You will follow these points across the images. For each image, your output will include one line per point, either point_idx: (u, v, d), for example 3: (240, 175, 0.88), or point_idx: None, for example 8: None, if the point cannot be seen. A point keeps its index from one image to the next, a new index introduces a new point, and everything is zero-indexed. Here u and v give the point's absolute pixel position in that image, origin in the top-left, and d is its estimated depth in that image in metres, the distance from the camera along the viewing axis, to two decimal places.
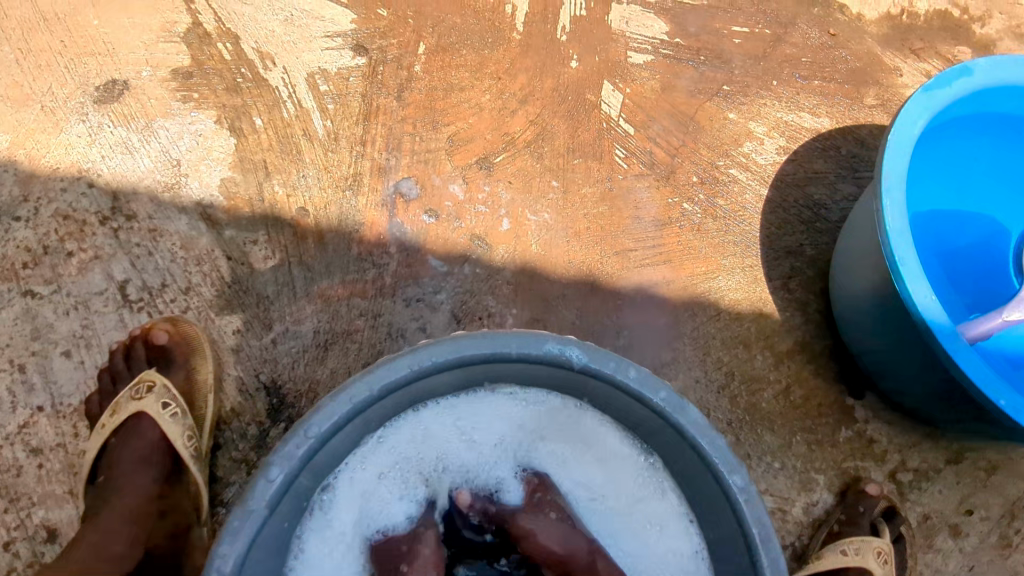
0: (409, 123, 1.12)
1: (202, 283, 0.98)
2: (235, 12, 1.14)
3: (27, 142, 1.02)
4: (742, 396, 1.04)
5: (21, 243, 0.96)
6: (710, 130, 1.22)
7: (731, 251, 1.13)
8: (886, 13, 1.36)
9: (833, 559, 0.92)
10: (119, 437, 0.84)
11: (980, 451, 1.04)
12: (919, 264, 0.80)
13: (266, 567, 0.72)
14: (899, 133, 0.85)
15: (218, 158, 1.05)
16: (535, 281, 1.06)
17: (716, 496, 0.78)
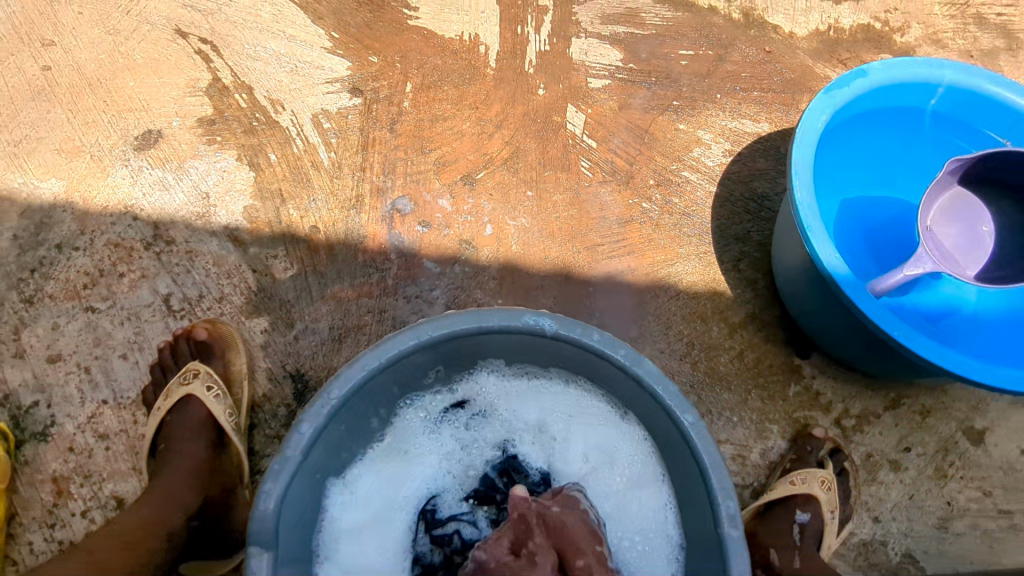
0: (402, 149, 1.31)
1: (233, 293, 1.15)
2: (249, 67, 1.35)
3: (80, 185, 1.20)
4: (702, 362, 1.19)
5: (80, 268, 1.14)
6: (664, 139, 1.40)
7: (687, 241, 1.30)
8: (814, 30, 1.57)
9: (783, 489, 1.03)
10: (173, 417, 1.00)
11: (914, 397, 1.19)
12: (825, 229, 0.97)
13: (304, 507, 0.88)
14: (805, 126, 1.02)
15: (241, 189, 1.24)
16: (518, 275, 1.24)
17: (674, 436, 0.94)
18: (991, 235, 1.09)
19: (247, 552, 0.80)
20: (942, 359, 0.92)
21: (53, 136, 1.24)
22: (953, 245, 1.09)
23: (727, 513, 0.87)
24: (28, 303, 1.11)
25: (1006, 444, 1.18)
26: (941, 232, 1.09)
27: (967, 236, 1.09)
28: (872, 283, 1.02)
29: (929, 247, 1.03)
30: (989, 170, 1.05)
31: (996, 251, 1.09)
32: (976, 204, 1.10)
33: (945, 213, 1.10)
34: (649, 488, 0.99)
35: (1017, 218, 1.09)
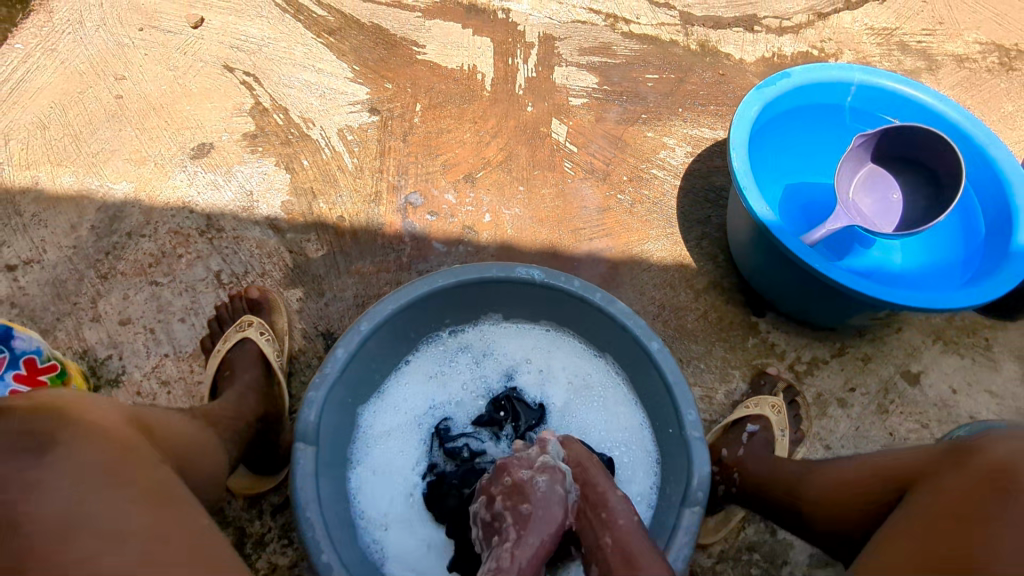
0: (413, 155, 1.56)
1: (273, 269, 1.37)
2: (285, 94, 1.62)
3: (147, 187, 1.45)
4: (672, 320, 1.39)
5: (146, 251, 1.37)
6: (634, 145, 1.65)
7: (656, 224, 1.52)
8: (761, 57, 1.85)
9: (740, 411, 1.25)
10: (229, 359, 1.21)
11: (857, 346, 1.39)
12: (758, 190, 1.20)
13: (339, 421, 1.06)
14: (741, 114, 1.27)
15: (279, 188, 1.48)
16: (513, 255, 1.46)
17: (645, 364, 1.12)
18: (900, 201, 1.35)
19: (294, 448, 0.97)
20: (857, 284, 1.13)
21: (124, 149, 1.50)
22: (870, 210, 1.34)
23: (688, 420, 1.05)
24: (103, 278, 1.33)
25: (940, 384, 1.36)
26: (859, 200, 1.34)
27: (880, 203, 1.35)
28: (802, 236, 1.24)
29: (847, 208, 1.26)
30: (886, 143, 1.33)
31: (904, 213, 1.35)
32: (885, 177, 1.37)
33: (861, 187, 1.36)
34: (626, 413, 1.18)
35: (917, 186, 1.35)
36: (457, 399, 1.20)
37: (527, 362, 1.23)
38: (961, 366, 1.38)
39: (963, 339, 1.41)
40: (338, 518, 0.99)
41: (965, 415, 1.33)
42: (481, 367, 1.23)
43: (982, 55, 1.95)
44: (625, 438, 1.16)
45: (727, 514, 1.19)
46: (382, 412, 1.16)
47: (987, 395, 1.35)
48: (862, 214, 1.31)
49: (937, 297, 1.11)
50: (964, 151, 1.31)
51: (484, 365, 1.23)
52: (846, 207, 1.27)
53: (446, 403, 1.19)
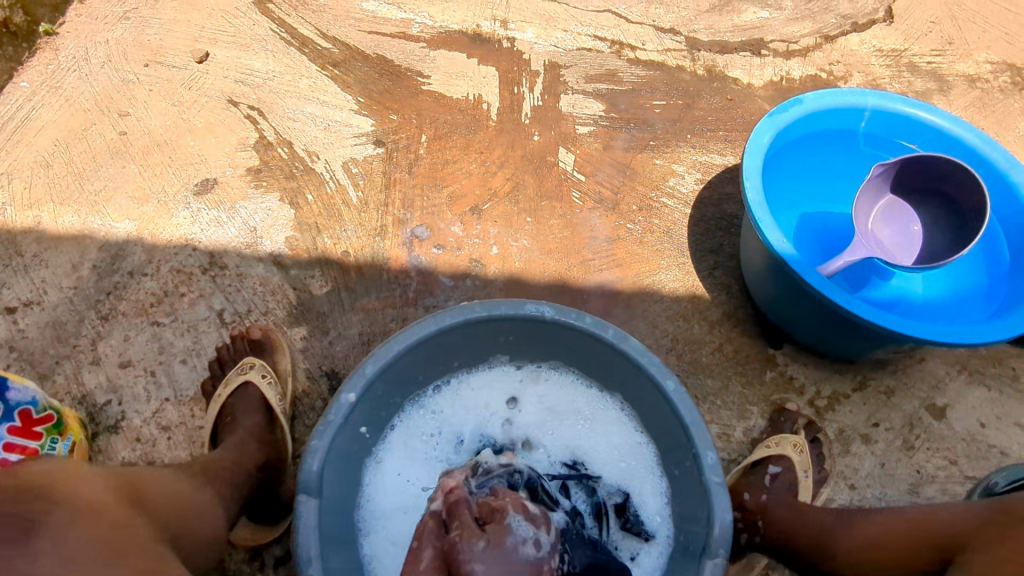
0: (419, 188, 1.54)
1: (276, 307, 1.35)
2: (289, 127, 1.61)
3: (149, 224, 1.43)
4: (686, 354, 1.35)
5: (148, 290, 1.34)
6: (643, 172, 1.62)
7: (667, 254, 1.49)
8: (770, 81, 1.83)
9: (761, 451, 1.20)
10: (231, 404, 1.18)
11: (879, 378, 1.34)
12: (773, 222, 1.17)
13: (342, 471, 1.02)
14: (753, 142, 1.24)
15: (283, 224, 1.45)
16: (521, 288, 1.43)
17: (661, 404, 1.07)
18: (920, 233, 1.32)
19: (297, 502, 0.93)
20: (879, 318, 1.09)
21: (127, 187, 1.49)
22: (889, 242, 1.31)
23: (707, 464, 1.00)
24: (103, 319, 1.30)
25: (967, 418, 1.30)
26: (878, 231, 1.31)
27: (899, 235, 1.32)
28: (820, 268, 1.20)
29: (865, 239, 1.23)
30: (905, 174, 1.30)
31: (925, 245, 1.31)
32: (904, 209, 1.34)
33: (880, 217, 1.32)
34: (637, 456, 1.14)
35: (937, 217, 1.32)
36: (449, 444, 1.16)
37: (519, 403, 1.20)
38: (988, 398, 1.33)
39: (989, 370, 1.36)
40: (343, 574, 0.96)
41: (994, 451, 1.27)
42: (472, 409, 1.19)
43: (994, 74, 1.92)
44: (628, 482, 1.12)
45: (749, 561, 1.14)
46: (379, 462, 1.12)
47: (1016, 428, 1.30)
48: (881, 246, 1.27)
49: (964, 331, 1.06)
50: (985, 177, 1.28)
51: (475, 408, 1.19)
52: (865, 239, 1.23)
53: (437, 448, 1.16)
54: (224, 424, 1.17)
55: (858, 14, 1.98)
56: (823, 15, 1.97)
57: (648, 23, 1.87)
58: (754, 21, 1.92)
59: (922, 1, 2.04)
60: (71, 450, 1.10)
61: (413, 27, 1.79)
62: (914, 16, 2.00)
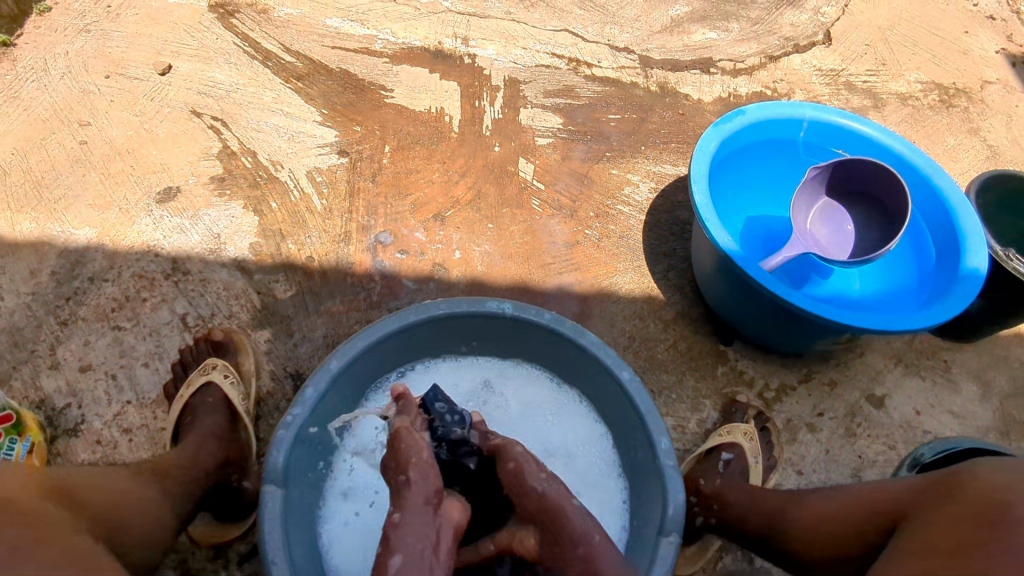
0: (383, 196, 1.57)
1: (240, 311, 1.36)
2: (253, 137, 1.63)
3: (110, 231, 1.43)
4: (642, 351, 1.41)
5: (109, 295, 1.34)
6: (600, 182, 1.69)
7: (624, 257, 1.55)
8: (718, 97, 1.93)
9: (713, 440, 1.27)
10: (195, 404, 1.19)
11: (823, 371, 1.42)
12: (720, 222, 1.25)
13: (305, 466, 1.03)
14: (700, 149, 1.32)
15: (247, 230, 1.47)
16: (483, 291, 1.47)
17: (617, 394, 1.12)
18: (853, 232, 1.44)
19: (262, 491, 0.95)
20: (817, 308, 1.16)
21: (87, 195, 1.48)
22: (826, 240, 1.42)
23: (661, 450, 1.05)
24: (63, 324, 1.30)
25: (903, 406, 1.39)
26: (816, 230, 1.42)
27: (836, 234, 1.43)
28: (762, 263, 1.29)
29: (802, 237, 1.33)
30: (839, 177, 1.42)
31: (858, 242, 1.43)
32: (840, 211, 1.45)
33: (818, 217, 1.43)
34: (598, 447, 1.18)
35: (869, 218, 1.43)
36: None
37: (484, 392, 1.22)
38: (922, 388, 1.41)
39: (923, 362, 1.45)
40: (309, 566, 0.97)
41: (929, 436, 1.36)
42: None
43: (923, 93, 2.07)
44: (590, 470, 1.16)
45: (704, 544, 1.19)
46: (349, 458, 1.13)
47: (949, 415, 1.39)
48: (819, 244, 1.38)
49: (895, 320, 1.15)
50: (912, 182, 1.39)
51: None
52: (803, 237, 1.34)
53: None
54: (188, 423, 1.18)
55: (799, 37, 2.12)
56: (766, 37, 2.10)
57: (603, 42, 1.97)
58: (702, 41, 2.04)
59: (856, 26, 2.19)
60: (30, 450, 1.10)
61: (377, 43, 1.84)
62: (850, 39, 2.15)
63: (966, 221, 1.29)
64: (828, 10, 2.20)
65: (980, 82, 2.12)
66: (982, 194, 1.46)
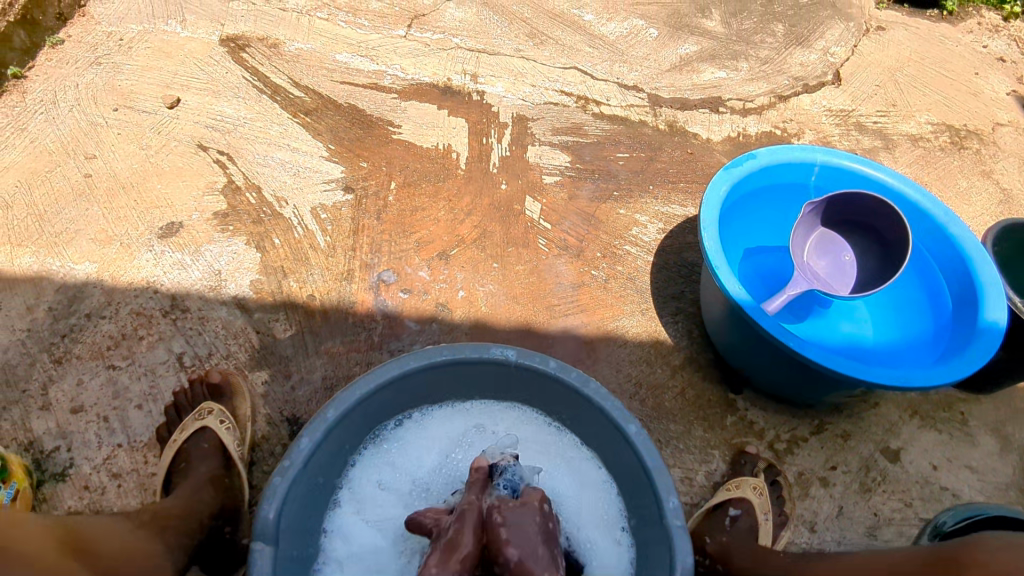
0: (387, 233, 1.55)
1: (238, 350, 1.33)
2: (259, 172, 1.62)
3: (111, 266, 1.41)
4: (649, 398, 1.37)
5: (106, 333, 1.32)
6: (607, 221, 1.66)
7: (631, 300, 1.52)
8: (727, 137, 1.92)
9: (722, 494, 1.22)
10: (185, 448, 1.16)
11: (836, 423, 1.37)
12: (730, 268, 1.22)
13: (298, 519, 0.99)
14: (709, 194, 1.30)
15: (248, 267, 1.45)
16: (486, 332, 1.44)
17: (623, 446, 1.08)
18: (852, 261, 1.43)
19: (251, 548, 0.91)
20: (831, 361, 1.12)
21: (90, 229, 1.47)
22: (824, 271, 1.42)
23: (670, 508, 1.00)
24: (57, 362, 1.27)
25: (920, 461, 1.33)
26: (813, 262, 1.42)
27: (833, 265, 1.42)
28: (765, 306, 1.28)
29: (806, 275, 1.32)
30: (835, 209, 1.41)
31: (857, 272, 1.42)
32: (837, 240, 1.44)
33: (815, 249, 1.43)
34: (602, 498, 1.12)
35: (873, 252, 1.41)
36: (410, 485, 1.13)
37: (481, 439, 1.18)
38: (940, 441, 1.36)
39: (939, 414, 1.40)
40: None
41: (947, 493, 1.30)
42: (432, 448, 1.16)
43: (934, 134, 2.05)
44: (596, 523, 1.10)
45: None
46: (341, 514, 1.08)
47: (967, 471, 1.33)
48: (817, 276, 1.38)
49: (912, 375, 1.11)
50: (929, 230, 1.36)
51: (435, 446, 1.16)
52: (804, 272, 1.33)
53: (400, 488, 1.12)
54: (179, 469, 1.15)
55: (808, 77, 2.11)
56: (776, 76, 2.10)
57: (613, 81, 1.97)
58: (712, 80, 2.03)
59: (865, 66, 2.19)
60: (14, 497, 1.07)
61: (386, 79, 1.84)
62: (860, 80, 2.15)
63: (984, 272, 1.25)
64: (837, 50, 2.20)
65: (991, 124, 2.10)
66: (997, 241, 1.43)
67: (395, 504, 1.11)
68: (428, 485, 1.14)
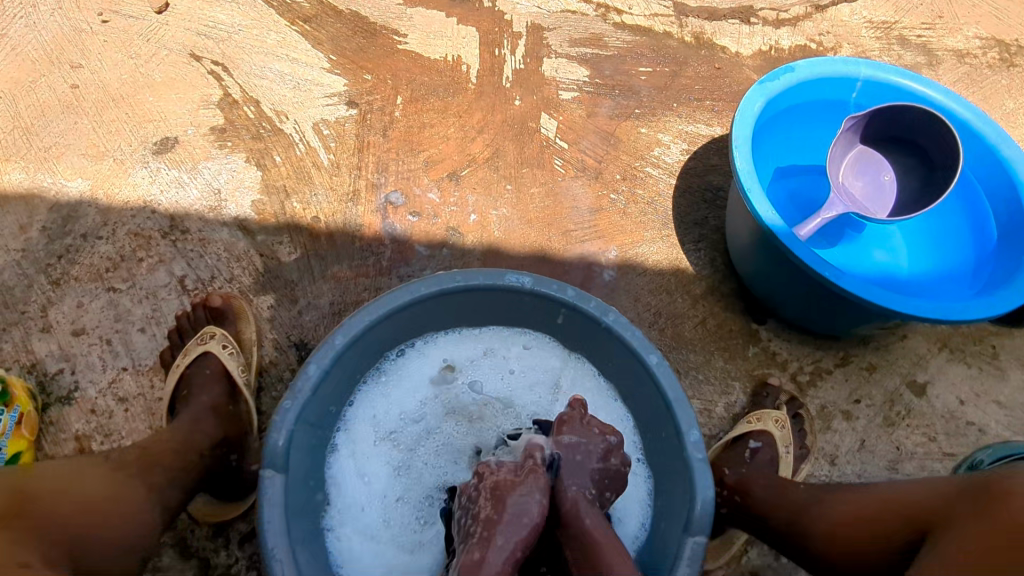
0: (394, 152, 1.46)
1: (242, 274, 1.28)
2: (256, 85, 1.51)
3: (105, 184, 1.34)
4: (669, 328, 1.32)
5: (103, 254, 1.26)
6: (627, 142, 1.56)
7: (651, 225, 1.45)
8: (759, 50, 1.77)
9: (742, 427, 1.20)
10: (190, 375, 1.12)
11: (862, 354, 1.32)
12: (762, 192, 1.13)
13: (307, 446, 0.97)
14: (743, 109, 1.19)
15: (249, 186, 1.37)
16: (499, 258, 1.38)
17: (642, 377, 1.04)
18: (892, 181, 1.34)
19: (261, 476, 0.88)
20: (866, 292, 1.06)
21: (80, 144, 1.39)
22: (860, 192, 1.34)
23: (691, 441, 0.96)
24: (55, 284, 1.23)
25: (946, 395, 1.29)
26: (850, 183, 1.33)
27: (872, 186, 1.34)
28: (796, 230, 1.20)
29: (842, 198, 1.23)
30: (877, 127, 1.31)
31: (897, 193, 1.34)
32: (877, 159, 1.35)
33: (851, 169, 1.34)
34: (617, 427, 1.10)
35: (914, 174, 1.33)
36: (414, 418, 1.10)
37: (492, 366, 1.15)
38: (968, 376, 1.32)
39: (970, 348, 1.35)
40: (313, 567, 0.91)
41: (973, 428, 1.27)
42: (437, 381, 1.13)
43: (983, 50, 1.89)
44: None
45: (729, 537, 1.13)
46: (350, 440, 1.07)
47: (995, 406, 1.29)
48: (853, 198, 1.30)
49: (952, 308, 1.04)
50: (977, 153, 1.26)
51: (444, 373, 1.13)
52: (840, 194, 1.25)
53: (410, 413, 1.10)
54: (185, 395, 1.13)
55: None
56: None
57: None
58: None
59: None
60: (18, 421, 1.05)
61: None
62: None
63: None
64: None
65: None
66: None
67: (405, 430, 1.09)
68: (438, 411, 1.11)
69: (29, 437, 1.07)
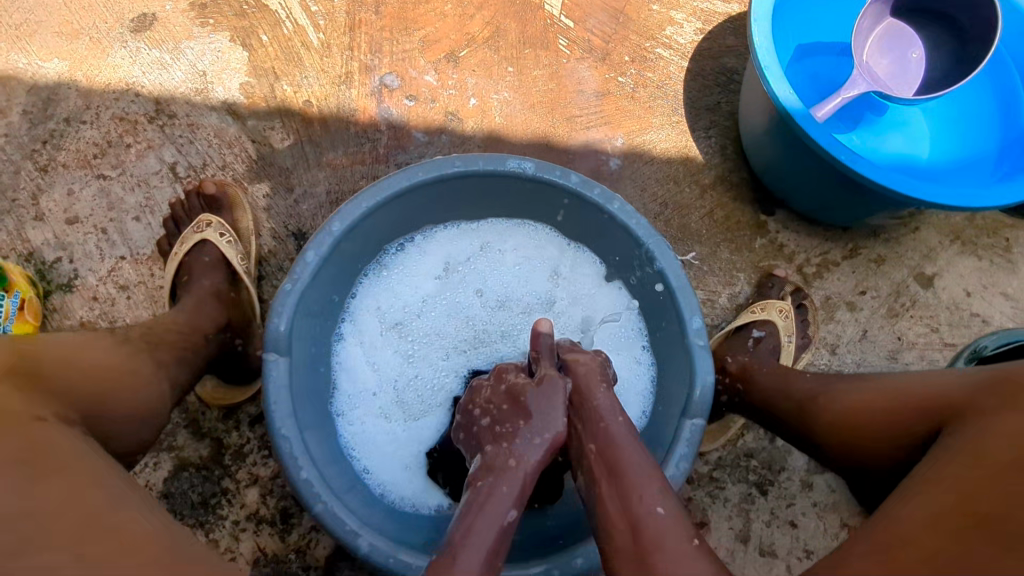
0: (387, 30, 1.36)
1: (235, 161, 1.24)
2: None
3: (83, 65, 1.26)
4: (675, 220, 1.29)
5: (89, 140, 1.22)
6: (638, 19, 1.44)
7: (661, 111, 1.37)
8: None
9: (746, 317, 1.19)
10: (188, 263, 1.11)
11: (871, 246, 1.30)
12: (781, 70, 1.06)
13: (309, 333, 0.97)
14: None
15: (236, 68, 1.29)
16: (501, 146, 1.32)
17: (646, 268, 1.02)
18: (921, 57, 1.25)
19: (265, 360, 0.89)
20: (885, 177, 1.01)
21: (52, 20, 1.29)
22: (884, 70, 1.25)
23: (692, 328, 0.96)
24: (43, 171, 1.19)
25: (953, 287, 1.28)
26: (874, 60, 1.25)
27: (897, 64, 1.25)
28: (815, 111, 1.14)
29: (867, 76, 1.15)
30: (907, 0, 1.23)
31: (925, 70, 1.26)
32: (904, 36, 1.27)
33: (876, 46, 1.25)
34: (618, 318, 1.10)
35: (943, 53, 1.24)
36: (416, 311, 1.11)
37: (494, 257, 1.14)
38: (978, 268, 1.29)
39: (983, 240, 1.31)
40: (325, 451, 0.93)
41: (976, 319, 1.26)
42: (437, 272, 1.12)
43: None
44: (611, 340, 1.10)
45: (725, 421, 1.16)
46: (353, 329, 1.07)
47: (1001, 298, 1.28)
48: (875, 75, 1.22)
49: (974, 194, 1.00)
50: None
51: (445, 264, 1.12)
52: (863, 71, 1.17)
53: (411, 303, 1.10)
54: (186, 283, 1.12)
55: None
56: None
57: None
58: None
59: None
60: (21, 306, 1.05)
61: None
62: None
63: None
64: None
65: None
66: None
67: (407, 320, 1.10)
68: (439, 302, 1.12)
69: (34, 323, 1.08)
